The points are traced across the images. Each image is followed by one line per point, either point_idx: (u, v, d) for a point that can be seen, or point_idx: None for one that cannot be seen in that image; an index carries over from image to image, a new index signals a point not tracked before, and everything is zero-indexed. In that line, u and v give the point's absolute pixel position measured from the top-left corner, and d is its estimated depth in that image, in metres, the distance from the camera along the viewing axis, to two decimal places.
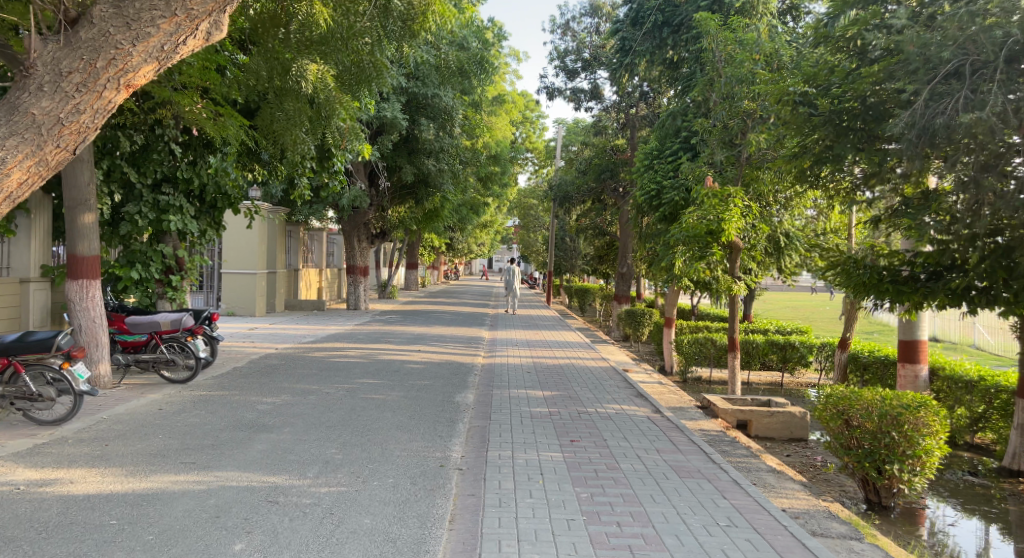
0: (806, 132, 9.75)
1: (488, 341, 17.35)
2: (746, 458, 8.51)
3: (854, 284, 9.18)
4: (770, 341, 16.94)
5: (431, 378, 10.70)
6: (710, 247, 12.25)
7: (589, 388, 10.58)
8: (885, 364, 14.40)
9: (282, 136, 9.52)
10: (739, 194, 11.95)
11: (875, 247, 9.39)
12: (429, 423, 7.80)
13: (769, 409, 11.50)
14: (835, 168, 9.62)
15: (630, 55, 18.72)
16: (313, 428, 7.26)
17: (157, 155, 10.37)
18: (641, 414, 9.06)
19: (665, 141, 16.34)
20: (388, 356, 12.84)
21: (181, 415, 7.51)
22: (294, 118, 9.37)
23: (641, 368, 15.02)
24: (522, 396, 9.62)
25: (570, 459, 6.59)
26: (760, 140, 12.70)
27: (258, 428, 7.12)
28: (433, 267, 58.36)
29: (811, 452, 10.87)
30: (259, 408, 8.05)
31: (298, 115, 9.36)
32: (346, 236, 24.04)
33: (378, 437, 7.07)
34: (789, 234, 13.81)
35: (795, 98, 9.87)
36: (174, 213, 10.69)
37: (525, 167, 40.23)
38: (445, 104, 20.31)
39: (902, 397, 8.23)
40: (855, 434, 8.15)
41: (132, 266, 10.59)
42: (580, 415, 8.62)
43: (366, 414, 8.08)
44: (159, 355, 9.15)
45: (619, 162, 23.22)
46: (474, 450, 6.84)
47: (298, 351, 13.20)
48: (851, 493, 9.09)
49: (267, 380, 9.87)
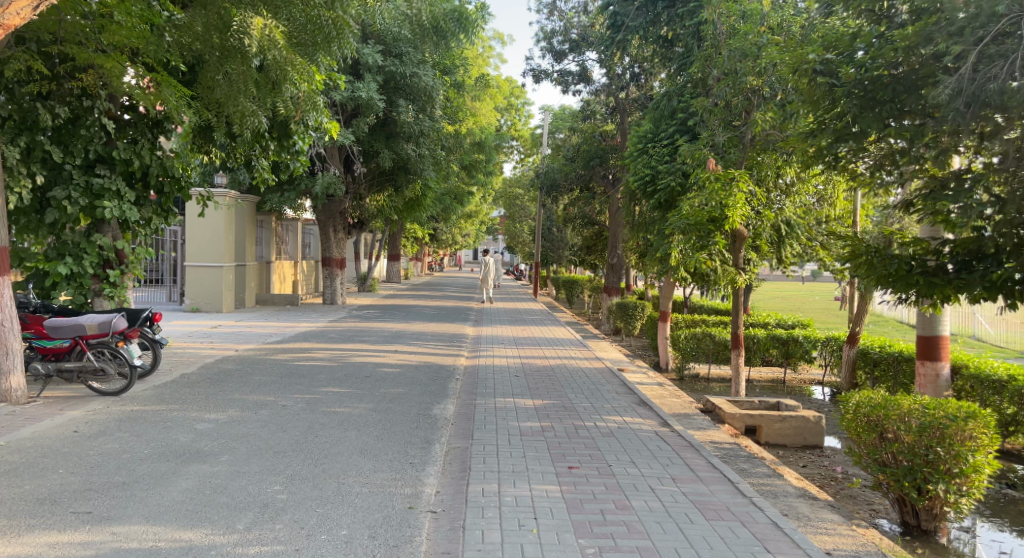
0: (825, 107, 8.42)
1: (472, 337, 16.04)
2: (768, 478, 7.32)
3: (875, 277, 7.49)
4: (771, 336, 15.70)
5: (406, 386, 9.44)
6: (712, 235, 11.09)
7: (584, 396, 9.35)
8: (898, 360, 13.27)
9: (225, 103, 8.23)
10: (743, 177, 10.71)
11: (899, 233, 8.07)
12: (399, 446, 6.57)
13: (780, 413, 10.33)
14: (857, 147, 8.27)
15: (622, 31, 17.55)
16: (256, 456, 5.98)
17: (86, 131, 9.02)
18: (647, 428, 7.84)
19: (659, 123, 15.06)
20: (360, 359, 11.56)
21: (98, 440, 6.23)
22: (238, 85, 8.06)
23: (638, 367, 13.83)
24: (510, 408, 8.39)
25: (570, 495, 5.38)
26: (767, 119, 11.43)
27: (189, 457, 5.84)
28: (416, 259, 57.00)
29: (829, 462, 9.73)
30: (198, 428, 6.79)
31: (242, 79, 8.05)
32: (321, 226, 22.64)
33: (337, 467, 5.84)
34: (790, 222, 11.98)
35: (812, 69, 8.40)
36: (110, 198, 9.35)
37: (510, 156, 39.03)
38: (425, 84, 19.10)
39: (946, 405, 6.98)
40: (892, 449, 6.92)
41: (62, 259, 9.43)
42: (577, 431, 7.39)
43: (326, 434, 6.82)
44: (86, 363, 7.87)
45: (609, 149, 22.17)
46: (452, 484, 5.59)
47: (260, 353, 11.89)
48: (883, 513, 7.89)
49: (215, 390, 8.57)
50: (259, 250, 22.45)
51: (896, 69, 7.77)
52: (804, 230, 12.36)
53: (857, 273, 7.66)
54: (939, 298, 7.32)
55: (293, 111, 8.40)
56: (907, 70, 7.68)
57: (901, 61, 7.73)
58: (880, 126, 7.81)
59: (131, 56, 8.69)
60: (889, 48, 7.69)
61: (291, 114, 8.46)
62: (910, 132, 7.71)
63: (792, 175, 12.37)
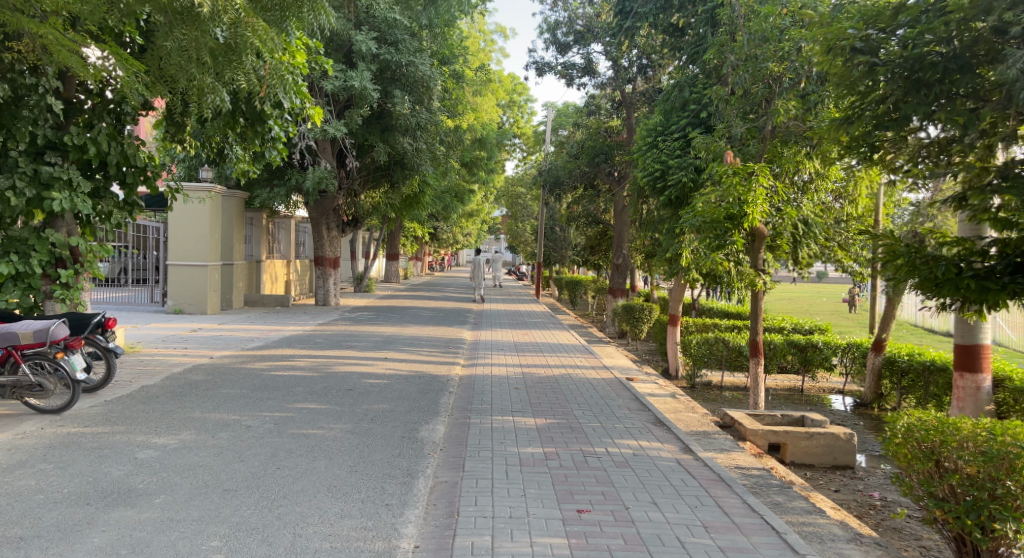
0: (862, 90, 7.09)
1: (470, 343, 14.97)
2: (809, 515, 6.24)
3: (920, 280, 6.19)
4: (788, 341, 14.57)
5: (393, 401, 8.39)
6: (730, 234, 9.87)
7: (593, 414, 8.29)
8: (928, 369, 12.19)
9: (175, 74, 7.29)
10: (764, 170, 9.59)
11: (941, 233, 6.76)
12: (375, 481, 5.53)
13: (806, 429, 9.21)
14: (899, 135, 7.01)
15: (630, 18, 16.51)
16: (200, 496, 4.96)
17: (28, 111, 8.09)
18: (667, 455, 6.79)
19: (670, 115, 14.02)
20: (344, 368, 10.49)
21: (14, 475, 5.23)
22: (187, 50, 6.96)
23: (648, 376, 12.75)
24: (508, 429, 7.33)
25: (580, 553, 4.35)
26: (790, 108, 10.30)
27: (115, 499, 4.83)
28: (416, 259, 56.08)
29: (864, 486, 8.63)
30: (140, 457, 5.75)
31: (194, 45, 6.91)
32: (314, 224, 21.51)
33: (295, 511, 4.81)
34: (808, 221, 10.56)
35: (850, 47, 7.01)
36: (60, 188, 8.39)
37: (513, 153, 37.99)
38: (422, 74, 18.03)
39: (1015, 429, 5.72)
40: (950, 481, 5.61)
41: (7, 257, 8.45)
42: (586, 460, 6.32)
43: (290, 465, 5.77)
44: (20, 378, 6.87)
45: (614, 144, 20.89)
46: (435, 537, 4.56)
47: (236, 361, 10.83)
48: (935, 551, 6.76)
49: (174, 408, 7.52)
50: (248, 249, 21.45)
51: (947, 46, 6.47)
52: (821, 230, 11.02)
53: (892, 272, 6.37)
54: (990, 306, 6.08)
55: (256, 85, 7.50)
56: (960, 46, 6.40)
57: (954, 36, 6.41)
58: (927, 112, 6.56)
59: (68, 23, 7.83)
60: (940, 21, 6.36)
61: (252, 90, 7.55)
62: (963, 117, 6.49)
63: (811, 171, 11.06)
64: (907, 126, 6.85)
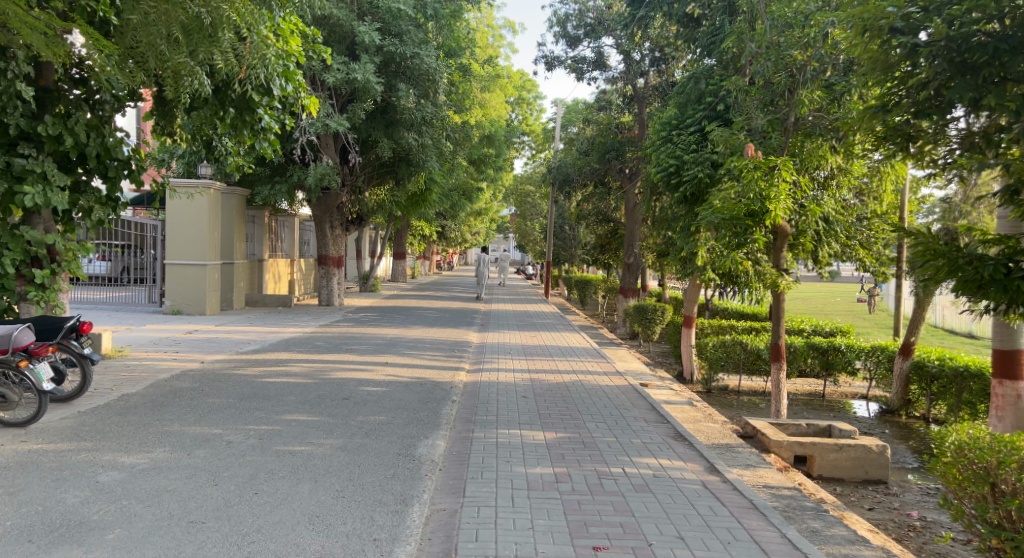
0: (890, 78, 6.34)
1: (476, 346, 14.29)
2: (850, 545, 5.55)
3: (964, 282, 5.35)
4: (809, 344, 13.82)
5: (390, 412, 7.74)
6: (750, 233, 9.18)
7: (609, 428, 7.63)
8: (962, 375, 11.30)
9: (145, 52, 7.27)
10: (787, 164, 8.86)
11: (979, 232, 5.87)
12: (363, 509, 4.90)
13: (835, 440, 8.40)
14: (941, 125, 6.18)
15: (643, 8, 16.06)
16: (161, 531, 4.36)
17: None
18: (691, 476, 6.13)
19: (685, 109, 13.30)
20: (341, 374, 9.84)
21: None
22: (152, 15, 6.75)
23: (662, 381, 12.05)
24: (515, 446, 6.66)
25: None
26: (815, 99, 9.43)
27: (64, 535, 4.24)
28: (423, 258, 55.33)
29: (901, 504, 7.87)
30: (100, 481, 5.13)
31: (162, 18, 6.95)
32: (316, 222, 20.88)
33: (265, 551, 4.18)
34: (829, 219, 9.77)
35: (889, 26, 6.15)
36: (33, 181, 7.81)
37: (522, 151, 37.37)
38: (427, 67, 17.31)
39: None
40: (1009, 507, 4.86)
41: None
42: (601, 483, 5.64)
43: (270, 490, 5.14)
44: None
45: (626, 141, 20.04)
46: None
47: (228, 366, 10.22)
48: None
49: (152, 420, 6.91)
50: (251, 248, 21.01)
51: (997, 25, 5.66)
52: (842, 227, 10.29)
53: (924, 270, 5.55)
54: None
55: (234, 65, 7.34)
56: (1015, 25, 5.56)
57: (1006, 13, 5.59)
58: (975, 99, 5.71)
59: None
60: None
61: (230, 70, 7.45)
62: (1016, 103, 5.59)
63: (832, 165, 10.17)
64: (950, 115, 6.01)
